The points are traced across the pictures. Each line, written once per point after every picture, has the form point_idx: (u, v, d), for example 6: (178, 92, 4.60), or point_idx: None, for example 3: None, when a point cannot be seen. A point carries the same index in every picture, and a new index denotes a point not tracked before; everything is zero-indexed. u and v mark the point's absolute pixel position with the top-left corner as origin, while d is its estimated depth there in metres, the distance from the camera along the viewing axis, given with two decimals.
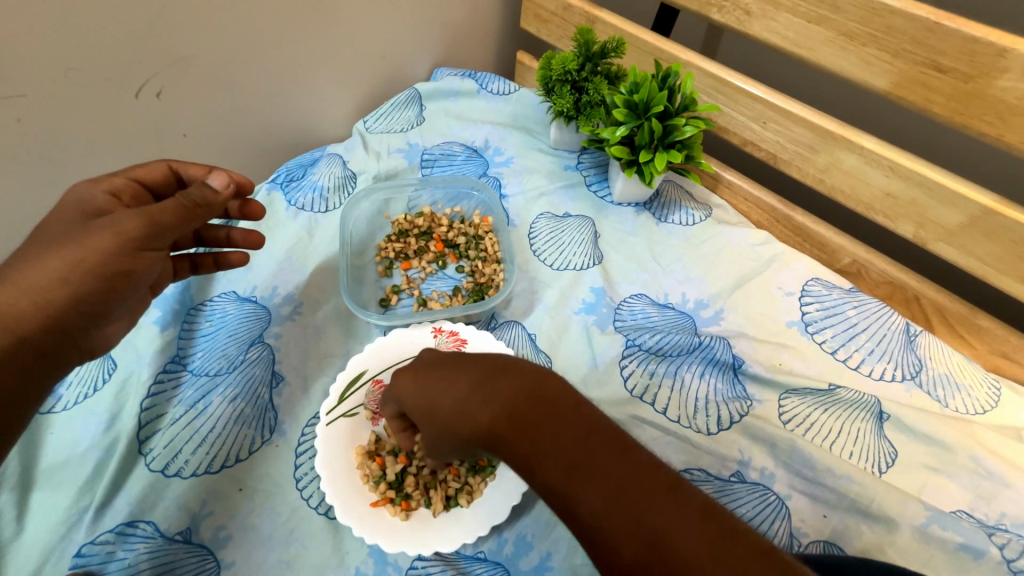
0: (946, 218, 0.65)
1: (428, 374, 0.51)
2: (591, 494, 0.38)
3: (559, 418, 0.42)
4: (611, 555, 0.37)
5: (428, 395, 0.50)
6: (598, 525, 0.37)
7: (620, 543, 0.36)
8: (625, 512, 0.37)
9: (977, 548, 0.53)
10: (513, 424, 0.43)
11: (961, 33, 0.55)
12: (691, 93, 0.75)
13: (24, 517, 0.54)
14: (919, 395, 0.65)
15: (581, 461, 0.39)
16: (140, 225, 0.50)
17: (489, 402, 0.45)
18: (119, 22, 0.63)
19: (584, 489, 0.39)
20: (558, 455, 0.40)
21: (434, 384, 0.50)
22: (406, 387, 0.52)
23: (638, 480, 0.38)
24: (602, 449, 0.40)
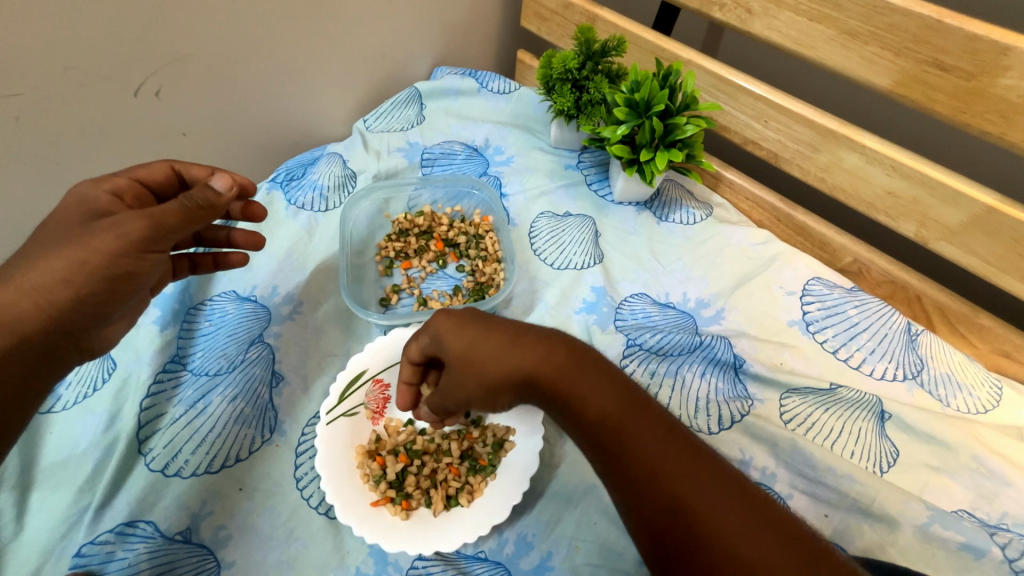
0: (948, 217, 0.65)
1: (470, 321, 0.55)
2: (643, 436, 0.45)
3: (615, 378, 0.49)
4: (655, 487, 0.42)
5: (478, 340, 0.53)
6: (646, 460, 0.44)
7: (666, 476, 0.42)
8: (672, 453, 0.43)
9: (978, 548, 0.53)
10: (575, 372, 0.50)
11: (965, 32, 0.55)
12: (693, 92, 0.75)
13: (23, 517, 0.54)
14: (921, 395, 0.65)
15: (636, 411, 0.47)
16: (144, 226, 0.49)
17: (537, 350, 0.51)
18: (119, 20, 0.63)
19: (636, 432, 0.45)
20: (615, 402, 0.47)
21: (487, 331, 0.54)
22: (448, 324, 0.55)
23: (684, 435, 0.45)
24: (651, 407, 0.47)
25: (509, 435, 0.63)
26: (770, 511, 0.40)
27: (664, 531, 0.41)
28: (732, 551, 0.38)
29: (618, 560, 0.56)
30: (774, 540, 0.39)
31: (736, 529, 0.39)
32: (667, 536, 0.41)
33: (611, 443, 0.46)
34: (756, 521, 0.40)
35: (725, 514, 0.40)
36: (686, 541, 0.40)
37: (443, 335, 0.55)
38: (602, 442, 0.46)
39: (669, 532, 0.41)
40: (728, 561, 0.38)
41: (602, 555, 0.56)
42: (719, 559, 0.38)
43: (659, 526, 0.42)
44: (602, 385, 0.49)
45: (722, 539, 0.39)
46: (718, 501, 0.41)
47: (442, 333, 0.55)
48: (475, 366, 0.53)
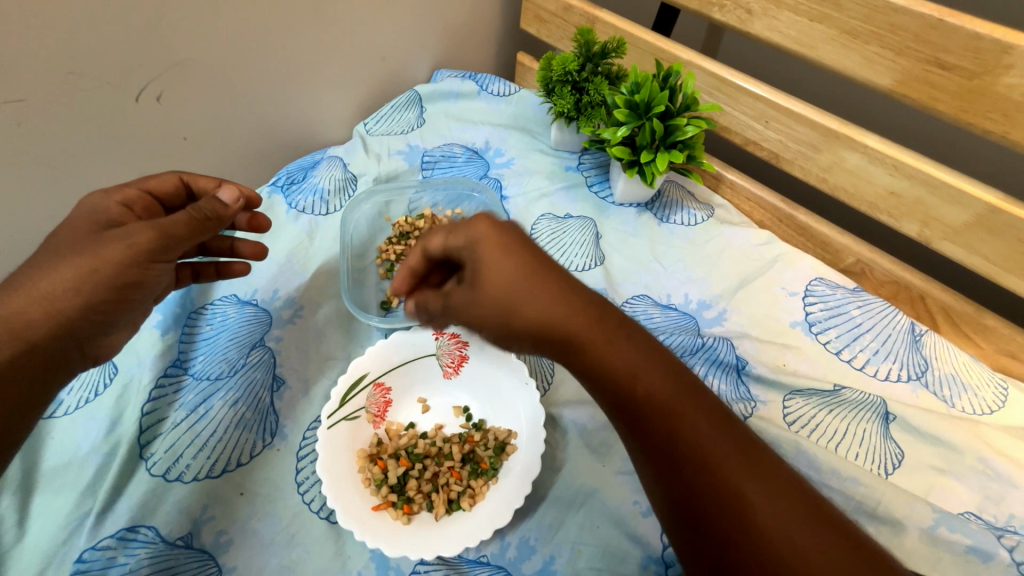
0: (951, 217, 0.64)
1: (508, 248, 0.46)
2: (692, 421, 0.43)
3: (657, 354, 0.46)
4: (704, 473, 0.41)
5: (522, 270, 0.46)
6: (694, 444, 0.42)
7: (717, 465, 0.41)
8: (723, 444, 0.42)
9: (985, 551, 0.53)
10: (619, 342, 0.46)
11: (966, 31, 0.55)
12: (693, 92, 0.74)
13: (25, 523, 0.54)
14: (925, 395, 0.64)
15: (685, 391, 0.44)
16: (153, 236, 0.51)
17: (588, 310, 0.46)
18: (120, 25, 0.63)
19: (684, 417, 0.43)
20: (660, 381, 0.45)
21: (529, 266, 0.46)
22: (489, 254, 0.46)
23: (730, 421, 0.44)
24: (698, 389, 0.45)
25: (511, 438, 0.63)
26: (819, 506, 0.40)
27: (707, 518, 0.40)
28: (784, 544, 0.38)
29: (620, 564, 0.56)
30: (827, 537, 0.38)
31: (786, 521, 0.38)
32: (711, 524, 0.40)
33: (656, 422, 0.43)
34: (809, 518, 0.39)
35: (780, 511, 0.39)
36: (734, 530, 0.39)
37: (483, 270, 0.47)
38: (644, 421, 0.44)
39: (715, 519, 0.40)
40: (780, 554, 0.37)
41: (605, 558, 0.56)
42: (772, 552, 0.38)
43: (701, 512, 0.40)
44: (649, 360, 0.45)
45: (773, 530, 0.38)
46: (767, 493, 0.40)
47: (488, 262, 0.46)
48: (517, 300, 0.46)
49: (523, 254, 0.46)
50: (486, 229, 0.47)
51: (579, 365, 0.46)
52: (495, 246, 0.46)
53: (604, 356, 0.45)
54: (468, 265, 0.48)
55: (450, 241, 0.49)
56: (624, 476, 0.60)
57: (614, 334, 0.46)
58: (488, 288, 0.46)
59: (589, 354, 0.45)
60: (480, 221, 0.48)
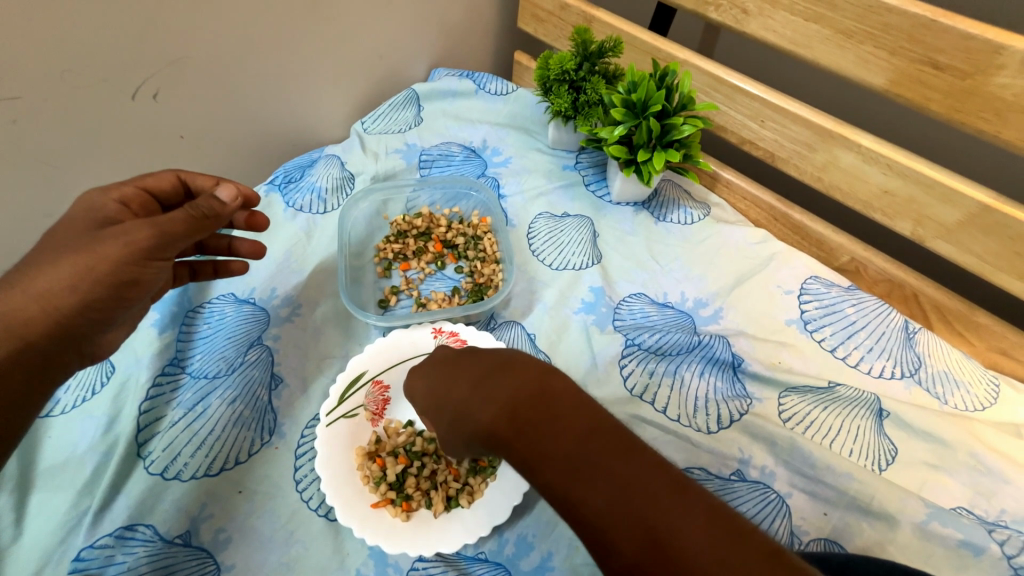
0: (944, 216, 0.65)
1: (435, 373, 0.57)
2: (598, 476, 0.39)
3: (553, 410, 0.43)
4: (619, 532, 0.37)
5: (447, 392, 0.52)
6: (605, 502, 0.38)
7: (628, 517, 0.37)
8: (626, 521, 0.37)
9: (977, 545, 0.53)
10: (520, 416, 0.44)
11: (959, 31, 0.55)
12: (690, 92, 0.75)
13: (23, 521, 0.54)
14: (918, 392, 0.65)
15: (586, 463, 0.40)
16: (150, 235, 0.51)
17: (489, 402, 0.46)
18: (117, 23, 0.63)
19: (585, 476, 0.39)
20: (559, 440, 0.41)
21: (457, 384, 0.52)
22: (417, 385, 0.58)
23: (639, 461, 0.40)
24: (597, 434, 0.41)
25: None
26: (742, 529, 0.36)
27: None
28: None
29: None
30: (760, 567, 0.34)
31: None
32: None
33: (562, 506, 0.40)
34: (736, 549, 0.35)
35: None
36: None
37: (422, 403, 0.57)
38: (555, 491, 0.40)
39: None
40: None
41: None
42: None
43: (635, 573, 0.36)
44: (541, 424, 0.42)
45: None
46: (688, 534, 0.36)
47: (427, 394, 0.55)
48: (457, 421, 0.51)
49: (448, 376, 0.53)
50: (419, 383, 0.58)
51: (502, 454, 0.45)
52: (436, 373, 0.55)
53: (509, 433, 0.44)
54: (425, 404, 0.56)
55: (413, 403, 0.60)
56: None
57: (516, 417, 0.44)
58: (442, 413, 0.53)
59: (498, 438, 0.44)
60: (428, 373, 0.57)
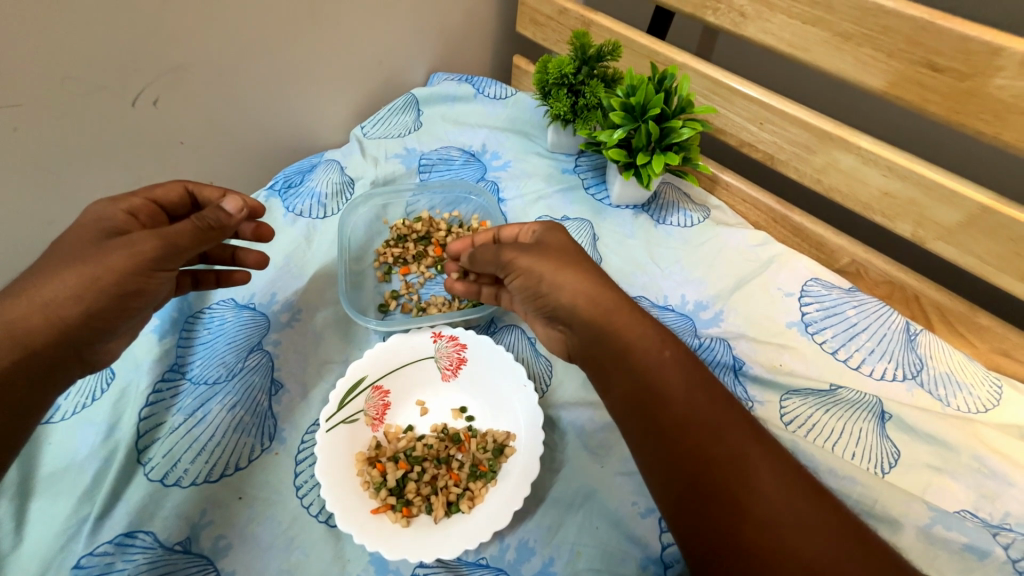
0: (944, 217, 0.65)
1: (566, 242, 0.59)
2: (705, 399, 0.47)
3: (675, 342, 0.51)
4: (714, 439, 0.44)
5: (575, 253, 0.57)
6: (708, 416, 0.45)
7: (727, 437, 0.44)
8: (730, 420, 0.45)
9: (981, 548, 0.53)
10: (644, 327, 0.51)
11: (957, 33, 0.55)
12: (688, 95, 0.75)
13: (22, 528, 0.54)
14: (920, 394, 0.65)
15: (697, 372, 0.49)
16: (157, 246, 0.51)
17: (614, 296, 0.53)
18: (117, 30, 0.63)
19: (699, 380, 0.48)
20: (678, 363, 0.49)
21: (581, 256, 0.57)
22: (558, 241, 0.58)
23: (739, 409, 0.47)
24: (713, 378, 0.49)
25: (510, 440, 0.63)
26: (818, 488, 0.43)
27: (711, 481, 0.42)
28: (776, 514, 0.40)
29: (619, 565, 0.56)
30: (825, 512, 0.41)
31: (786, 496, 0.41)
32: (715, 489, 0.42)
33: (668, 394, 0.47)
34: (810, 493, 0.42)
35: (780, 485, 0.42)
36: (737, 495, 0.41)
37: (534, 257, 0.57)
38: (662, 389, 0.47)
39: (721, 482, 0.42)
40: (769, 520, 0.40)
41: (604, 560, 0.56)
42: (767, 500, 0.41)
43: (709, 477, 0.43)
44: (662, 338, 0.51)
45: (774, 499, 0.41)
46: (771, 469, 0.43)
47: (551, 236, 0.59)
48: (561, 270, 0.54)
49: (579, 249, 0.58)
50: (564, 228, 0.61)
51: (603, 339, 0.51)
52: (566, 239, 0.59)
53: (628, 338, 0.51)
54: (537, 241, 0.60)
55: (526, 229, 0.62)
56: (622, 477, 0.61)
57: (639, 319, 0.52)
58: (545, 256, 0.56)
59: (616, 331, 0.51)
60: (558, 228, 0.61)
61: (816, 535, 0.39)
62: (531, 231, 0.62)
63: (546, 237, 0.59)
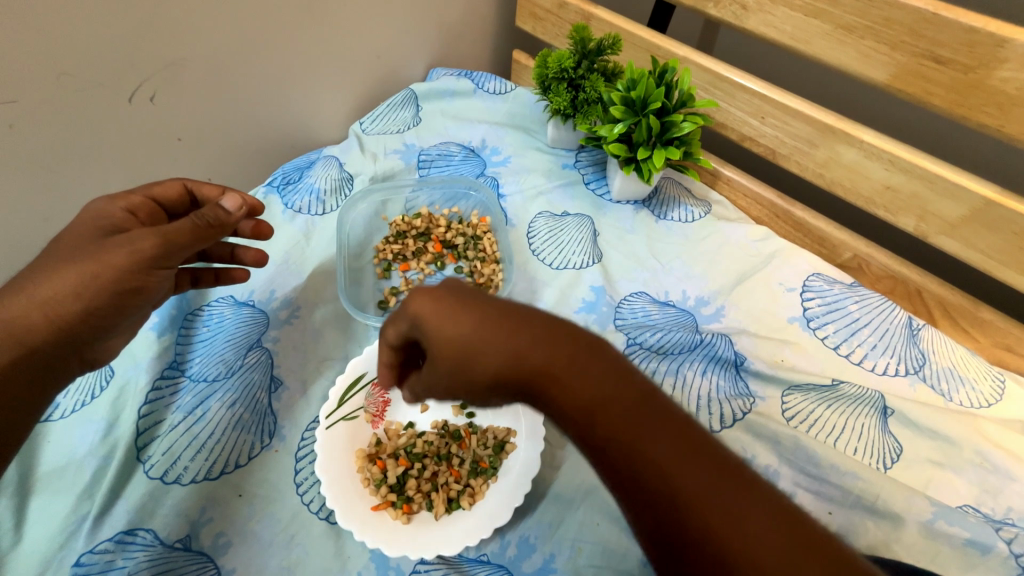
0: (947, 211, 0.64)
1: (449, 303, 0.42)
2: (666, 463, 0.34)
3: (619, 381, 0.38)
4: (682, 520, 0.33)
5: (466, 328, 0.40)
6: (671, 488, 0.33)
7: (702, 509, 0.32)
8: (707, 488, 0.33)
9: (983, 543, 0.53)
10: (580, 373, 0.38)
11: (961, 24, 0.55)
12: (689, 88, 0.74)
13: (22, 526, 0.54)
14: (922, 389, 0.65)
15: (647, 412, 0.37)
16: (156, 243, 0.51)
17: (529, 353, 0.39)
18: (112, 26, 0.63)
19: (649, 431, 0.36)
20: (622, 413, 0.37)
21: (476, 317, 0.41)
22: (431, 313, 0.41)
23: (719, 463, 0.34)
24: (675, 419, 0.37)
25: (510, 436, 0.63)
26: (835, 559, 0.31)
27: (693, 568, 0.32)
28: None
29: (620, 562, 0.55)
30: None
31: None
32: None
33: (620, 458, 0.36)
34: (803, 552, 0.31)
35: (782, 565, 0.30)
36: None
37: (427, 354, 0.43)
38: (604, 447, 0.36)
39: None
40: None
41: (605, 556, 0.56)
42: None
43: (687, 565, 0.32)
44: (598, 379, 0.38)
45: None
46: (775, 552, 0.31)
47: (430, 318, 0.41)
48: (460, 361, 0.41)
49: (470, 299, 0.42)
50: (432, 296, 0.42)
51: (536, 401, 0.40)
52: (443, 304, 0.42)
53: (557, 390, 0.39)
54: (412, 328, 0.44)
55: (393, 326, 0.45)
56: None
57: (564, 366, 0.39)
58: (436, 349, 0.42)
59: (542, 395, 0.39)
60: (422, 292, 0.42)
61: None
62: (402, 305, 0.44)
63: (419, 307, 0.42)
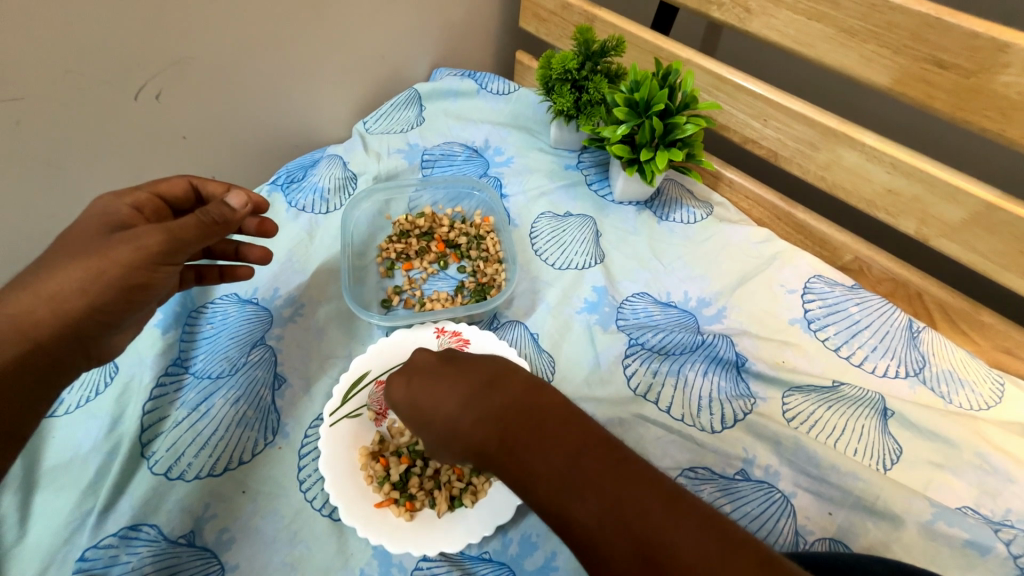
0: (948, 214, 0.65)
1: (419, 380, 0.52)
2: (604, 506, 0.38)
3: (557, 434, 0.42)
4: (629, 558, 0.36)
5: (435, 409, 0.49)
6: (614, 530, 0.37)
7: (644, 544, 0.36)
8: (643, 520, 0.37)
9: (983, 544, 0.53)
10: (522, 439, 0.43)
11: (963, 29, 0.55)
12: (692, 90, 0.75)
13: (27, 521, 0.54)
14: (923, 391, 0.65)
15: (585, 460, 0.41)
16: (161, 240, 0.51)
17: (481, 423, 0.45)
18: (119, 24, 0.63)
19: (588, 481, 0.39)
20: (563, 468, 0.40)
21: (444, 398, 0.48)
22: (400, 392, 0.52)
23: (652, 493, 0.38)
24: (612, 460, 0.41)
25: None
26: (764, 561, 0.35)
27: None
28: None
29: None
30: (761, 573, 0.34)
31: None
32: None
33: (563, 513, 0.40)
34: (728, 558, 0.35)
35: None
36: None
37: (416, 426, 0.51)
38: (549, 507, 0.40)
39: None
40: None
41: None
42: None
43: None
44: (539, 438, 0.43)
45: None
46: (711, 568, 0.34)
47: (409, 400, 0.51)
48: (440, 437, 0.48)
49: (441, 376, 0.51)
50: (409, 376, 0.53)
51: (494, 474, 0.45)
52: (417, 385, 0.51)
53: (505, 461, 0.43)
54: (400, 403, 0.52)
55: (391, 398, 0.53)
56: None
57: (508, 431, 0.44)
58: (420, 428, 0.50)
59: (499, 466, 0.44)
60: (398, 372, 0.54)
61: None
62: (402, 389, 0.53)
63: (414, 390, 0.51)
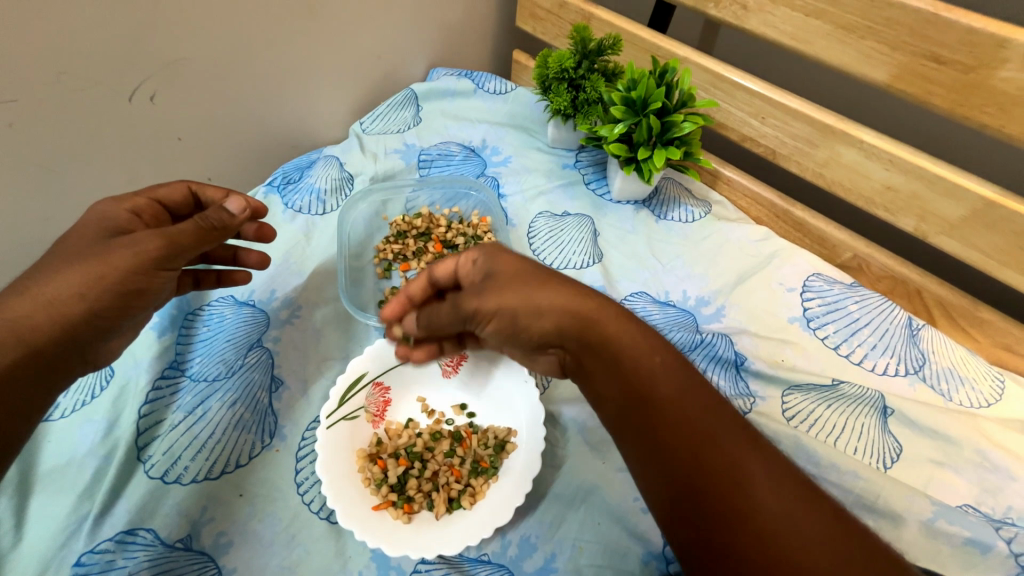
0: (947, 211, 0.64)
1: (522, 258, 0.50)
2: (698, 411, 0.43)
3: (661, 345, 0.47)
4: (710, 454, 0.41)
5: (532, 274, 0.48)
6: (701, 430, 0.42)
7: (724, 448, 0.41)
8: (724, 427, 0.42)
9: (984, 542, 0.53)
10: (630, 333, 0.46)
11: (961, 24, 0.55)
12: (690, 88, 0.74)
13: (22, 526, 0.54)
14: (923, 389, 0.65)
15: (686, 376, 0.45)
16: (161, 245, 0.51)
17: (582, 304, 0.47)
18: (112, 25, 0.63)
19: (687, 393, 0.44)
20: (668, 370, 0.45)
21: (540, 268, 0.49)
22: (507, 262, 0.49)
23: (733, 415, 0.44)
24: (704, 383, 0.45)
25: (511, 436, 0.63)
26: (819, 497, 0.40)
27: (710, 505, 0.40)
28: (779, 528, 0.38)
29: (621, 561, 0.55)
30: (829, 523, 0.38)
31: (788, 502, 0.39)
32: (711, 510, 0.39)
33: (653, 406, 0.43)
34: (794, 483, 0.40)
35: (782, 495, 0.39)
36: (734, 515, 0.39)
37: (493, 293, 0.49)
38: (643, 404, 0.44)
39: (715, 500, 0.39)
40: (773, 532, 0.38)
41: (606, 555, 0.56)
42: (767, 517, 0.38)
43: (703, 501, 0.40)
44: (647, 342, 0.46)
45: (773, 516, 0.38)
46: (776, 486, 0.40)
47: (496, 259, 0.49)
48: (524, 291, 0.47)
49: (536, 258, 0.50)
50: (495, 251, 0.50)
51: (582, 353, 0.47)
52: (514, 250, 0.50)
53: (611, 339, 0.46)
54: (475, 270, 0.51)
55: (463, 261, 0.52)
56: (624, 473, 0.61)
57: (617, 323, 0.47)
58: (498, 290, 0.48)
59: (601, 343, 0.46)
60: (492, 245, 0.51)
61: (816, 545, 0.37)
62: (469, 263, 0.52)
63: (492, 285, 0.48)
